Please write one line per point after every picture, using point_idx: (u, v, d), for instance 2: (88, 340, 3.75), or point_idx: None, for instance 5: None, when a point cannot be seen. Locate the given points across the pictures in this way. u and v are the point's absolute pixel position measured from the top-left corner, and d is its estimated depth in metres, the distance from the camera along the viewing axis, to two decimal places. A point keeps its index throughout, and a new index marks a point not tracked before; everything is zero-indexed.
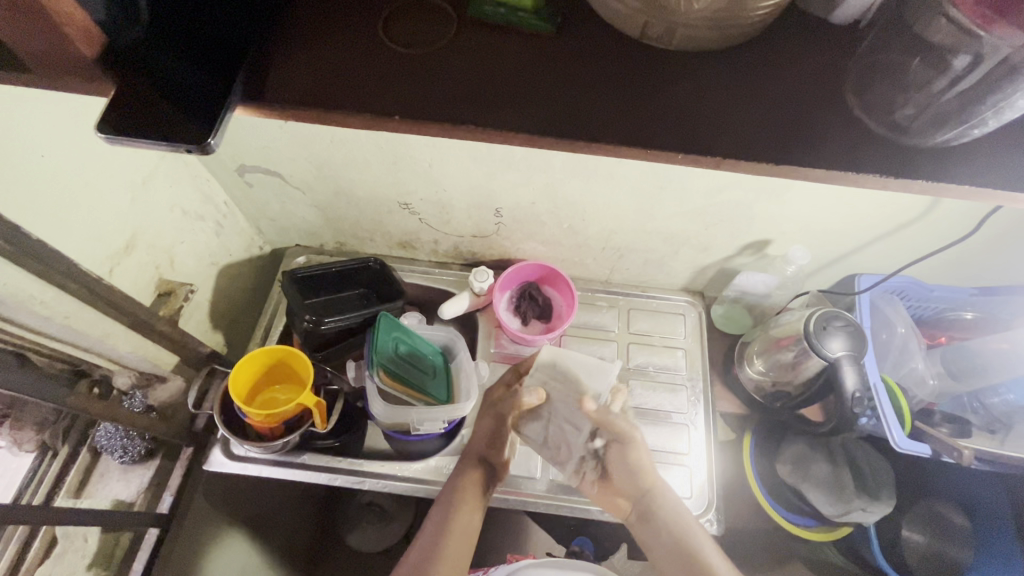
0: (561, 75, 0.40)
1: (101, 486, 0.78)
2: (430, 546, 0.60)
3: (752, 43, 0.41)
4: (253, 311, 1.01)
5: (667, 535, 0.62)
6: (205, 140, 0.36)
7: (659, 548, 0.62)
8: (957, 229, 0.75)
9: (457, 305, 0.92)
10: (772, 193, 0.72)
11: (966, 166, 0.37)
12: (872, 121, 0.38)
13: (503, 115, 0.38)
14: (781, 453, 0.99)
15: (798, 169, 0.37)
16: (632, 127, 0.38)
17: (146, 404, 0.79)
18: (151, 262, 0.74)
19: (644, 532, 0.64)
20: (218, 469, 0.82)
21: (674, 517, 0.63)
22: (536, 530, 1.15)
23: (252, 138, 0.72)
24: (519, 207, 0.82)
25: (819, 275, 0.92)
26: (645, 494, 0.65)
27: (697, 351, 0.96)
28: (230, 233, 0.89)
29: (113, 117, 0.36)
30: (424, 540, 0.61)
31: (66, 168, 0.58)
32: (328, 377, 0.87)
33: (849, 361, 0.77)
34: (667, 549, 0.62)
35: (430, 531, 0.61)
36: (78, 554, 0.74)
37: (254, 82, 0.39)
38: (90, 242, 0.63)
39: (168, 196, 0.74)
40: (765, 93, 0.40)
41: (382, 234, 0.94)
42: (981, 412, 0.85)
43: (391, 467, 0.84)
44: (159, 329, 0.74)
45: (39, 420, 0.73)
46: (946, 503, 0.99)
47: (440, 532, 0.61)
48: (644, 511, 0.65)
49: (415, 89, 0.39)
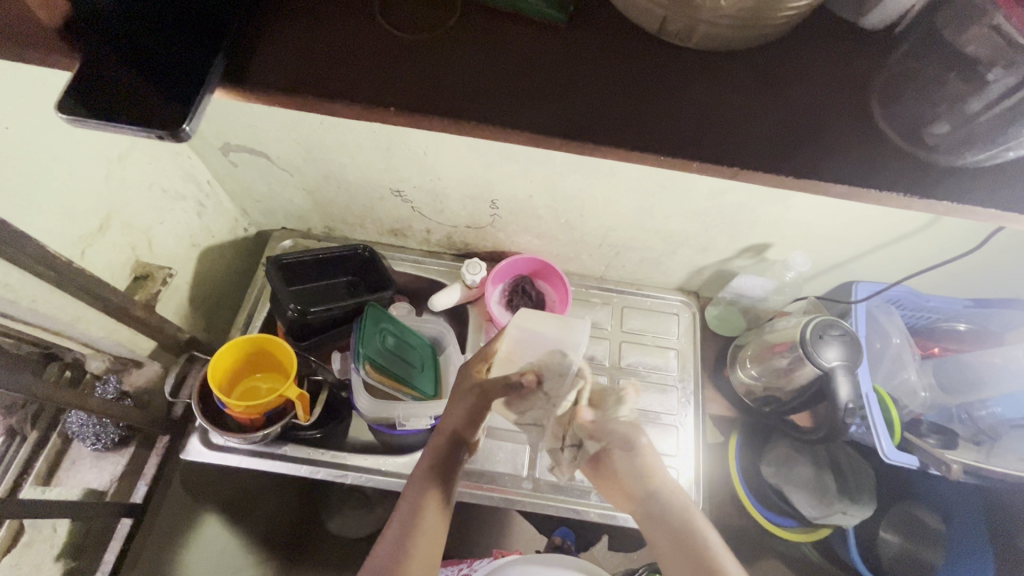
0: (572, 68, 0.37)
1: (71, 474, 0.74)
2: (395, 549, 0.52)
3: (772, 50, 0.39)
4: (236, 294, 0.98)
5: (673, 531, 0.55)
6: (180, 126, 0.33)
7: (661, 540, 0.55)
8: (961, 243, 0.75)
9: (448, 296, 0.90)
10: (778, 198, 0.70)
11: (996, 189, 0.35)
12: (905, 141, 0.36)
13: (508, 111, 0.35)
14: (764, 454, 0.99)
15: (819, 184, 0.35)
16: (644, 129, 0.36)
17: (119, 391, 0.76)
18: (127, 244, 0.70)
19: (650, 527, 0.57)
20: (196, 458, 0.80)
21: (679, 517, 0.56)
22: (518, 521, 1.15)
23: (239, 117, 0.69)
24: (515, 200, 0.80)
25: (816, 282, 0.91)
26: (648, 493, 0.59)
27: (690, 352, 0.94)
28: (212, 214, 0.85)
29: (76, 94, 0.33)
30: (387, 543, 0.53)
31: (33, 145, 0.54)
32: (313, 368, 0.84)
33: (843, 370, 0.76)
34: (675, 550, 0.53)
35: (395, 531, 0.53)
36: (46, 544, 0.70)
37: (236, 61, 0.35)
38: (60, 222, 0.59)
39: (147, 175, 0.70)
40: (787, 99, 0.37)
41: (372, 221, 0.91)
42: (967, 423, 0.84)
43: (374, 460, 0.82)
44: (136, 315, 0.70)
45: (7, 402, 0.69)
46: (922, 507, 0.99)
47: (406, 533, 0.53)
48: (650, 508, 0.58)
49: (411, 76, 0.36)
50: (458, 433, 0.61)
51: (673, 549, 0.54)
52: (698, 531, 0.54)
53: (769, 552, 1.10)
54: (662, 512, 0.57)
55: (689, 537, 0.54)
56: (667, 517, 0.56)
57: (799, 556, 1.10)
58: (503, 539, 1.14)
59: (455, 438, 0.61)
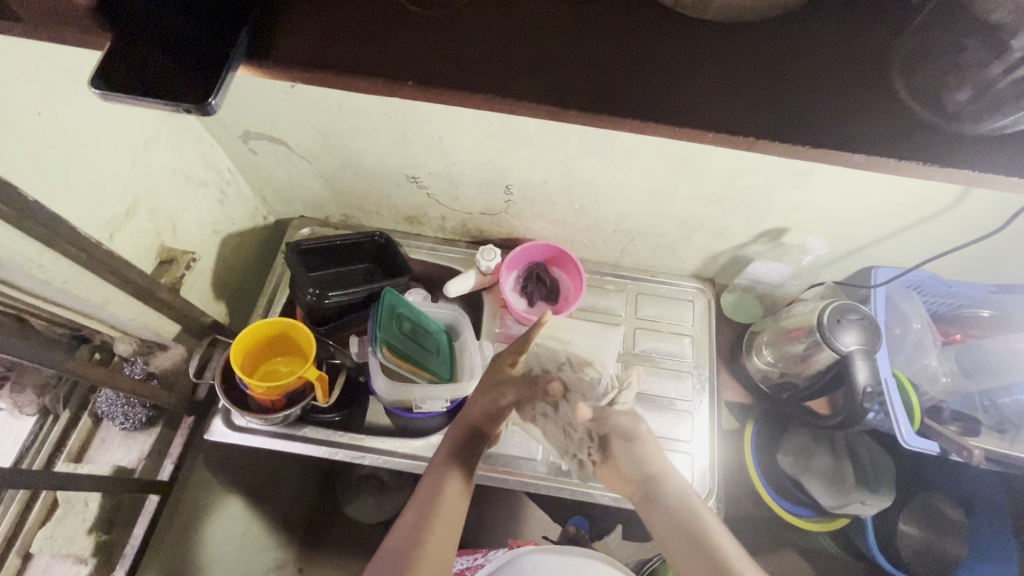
0: (585, 40, 0.38)
1: (101, 451, 0.78)
2: (417, 525, 0.53)
3: (787, 19, 0.39)
4: (256, 282, 1.00)
5: (671, 515, 0.57)
6: (206, 100, 0.34)
7: (664, 528, 0.57)
8: (985, 224, 0.73)
9: (464, 282, 0.91)
10: (796, 179, 0.70)
11: (1015, 156, 0.35)
12: (924, 110, 0.36)
13: (522, 83, 0.36)
14: (781, 444, 0.98)
15: (834, 153, 0.35)
16: (658, 100, 0.36)
17: (147, 371, 0.79)
18: (152, 229, 0.72)
19: (653, 514, 0.59)
20: (219, 439, 0.82)
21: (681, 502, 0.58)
22: (533, 509, 1.16)
23: (259, 103, 0.70)
24: (530, 185, 0.80)
25: (835, 266, 0.90)
26: (647, 480, 0.61)
27: (705, 339, 0.94)
28: (234, 202, 0.87)
29: (106, 72, 0.34)
30: (411, 516, 0.54)
31: (65, 130, 0.56)
32: (331, 352, 0.85)
33: (862, 355, 0.75)
34: (675, 531, 0.56)
35: (417, 506, 0.55)
36: (79, 517, 0.74)
37: (259, 39, 0.36)
38: (90, 205, 0.61)
39: (171, 161, 0.72)
40: (802, 69, 0.37)
41: (389, 208, 0.92)
42: (991, 411, 0.83)
43: (392, 443, 0.83)
44: (161, 297, 0.72)
45: (39, 383, 0.75)
46: (944, 499, 0.97)
47: (428, 506, 0.54)
48: (649, 496, 0.60)
49: (426, 50, 0.36)
50: (478, 424, 0.63)
51: (675, 539, 0.55)
52: (695, 515, 0.56)
53: (785, 542, 1.09)
54: (658, 502, 0.59)
55: (687, 518, 0.56)
56: (663, 503, 0.59)
57: (816, 548, 1.10)
58: (518, 526, 1.15)
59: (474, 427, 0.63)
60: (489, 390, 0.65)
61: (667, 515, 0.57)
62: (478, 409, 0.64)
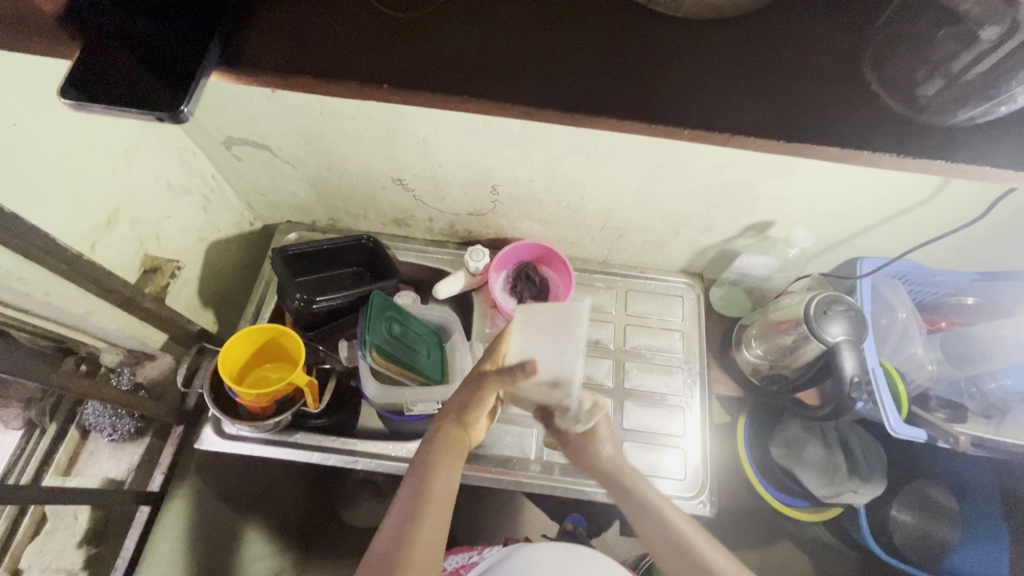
0: (562, 40, 0.38)
1: (90, 464, 0.80)
2: (397, 538, 0.49)
3: (760, 15, 0.39)
4: (244, 288, 1.00)
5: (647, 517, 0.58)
6: (177, 107, 0.34)
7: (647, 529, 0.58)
8: (967, 212, 0.74)
9: (452, 284, 0.90)
10: (777, 174, 0.70)
11: (989, 145, 0.35)
12: (896, 102, 0.36)
13: (498, 86, 0.35)
14: (774, 436, 0.99)
15: (810, 148, 0.35)
16: (639, 101, 0.36)
17: (133, 381, 0.81)
18: (135, 238, 0.71)
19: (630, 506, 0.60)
20: (210, 447, 0.81)
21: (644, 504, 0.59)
22: (529, 507, 1.16)
23: (240, 110, 0.70)
24: (516, 184, 0.80)
25: (821, 258, 0.91)
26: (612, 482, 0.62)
27: (695, 333, 0.95)
28: (218, 208, 0.86)
29: (76, 79, 0.34)
30: (390, 529, 0.50)
31: (41, 141, 0.55)
32: (320, 357, 0.87)
33: (849, 345, 0.76)
34: (657, 531, 0.57)
35: (397, 518, 0.51)
36: (68, 531, 0.78)
37: (231, 43, 0.36)
38: (68, 217, 0.61)
39: (152, 169, 0.71)
40: (778, 65, 0.37)
41: (375, 210, 0.92)
42: (977, 396, 0.85)
43: (384, 446, 0.83)
44: (146, 307, 0.72)
45: (25, 397, 0.77)
46: (934, 483, 0.98)
47: (410, 518, 0.51)
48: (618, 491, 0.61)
49: (399, 55, 0.36)
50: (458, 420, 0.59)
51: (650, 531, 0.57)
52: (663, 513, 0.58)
53: (779, 532, 1.10)
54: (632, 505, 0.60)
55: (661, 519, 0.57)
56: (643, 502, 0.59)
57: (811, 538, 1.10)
58: (514, 526, 1.15)
59: (456, 424, 0.59)
60: (468, 383, 0.60)
61: (645, 517, 0.58)
62: (456, 406, 0.60)
